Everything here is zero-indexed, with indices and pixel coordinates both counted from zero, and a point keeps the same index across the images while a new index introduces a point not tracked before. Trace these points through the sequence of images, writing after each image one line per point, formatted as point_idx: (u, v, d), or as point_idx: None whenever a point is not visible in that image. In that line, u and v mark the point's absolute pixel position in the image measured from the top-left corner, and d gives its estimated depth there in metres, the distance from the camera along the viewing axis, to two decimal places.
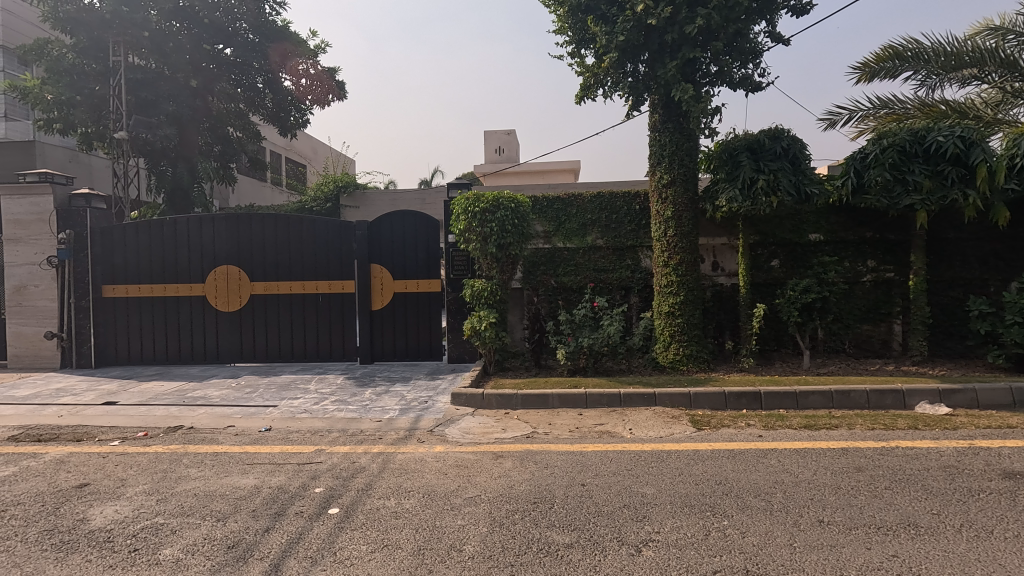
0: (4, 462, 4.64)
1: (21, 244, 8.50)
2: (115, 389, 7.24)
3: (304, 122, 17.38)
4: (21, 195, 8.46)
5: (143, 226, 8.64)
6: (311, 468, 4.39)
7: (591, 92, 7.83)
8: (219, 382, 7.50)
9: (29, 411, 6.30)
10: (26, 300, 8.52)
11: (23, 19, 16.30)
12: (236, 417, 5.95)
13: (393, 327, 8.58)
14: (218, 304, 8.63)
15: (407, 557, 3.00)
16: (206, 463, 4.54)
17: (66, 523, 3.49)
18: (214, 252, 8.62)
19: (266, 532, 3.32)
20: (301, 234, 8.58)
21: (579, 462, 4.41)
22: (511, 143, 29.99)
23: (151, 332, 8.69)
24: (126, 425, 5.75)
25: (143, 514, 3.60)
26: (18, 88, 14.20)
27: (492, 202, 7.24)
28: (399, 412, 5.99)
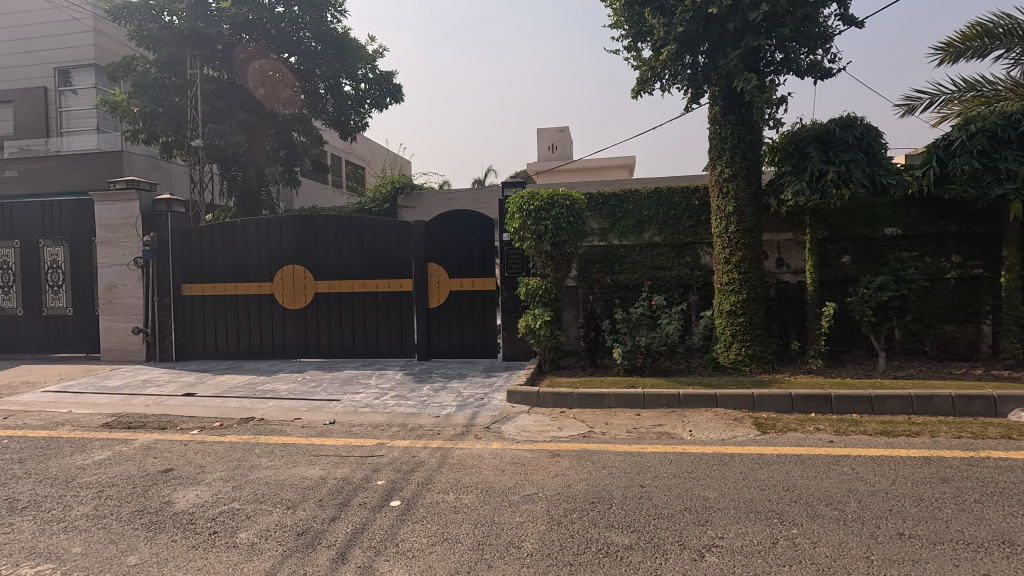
0: (100, 447, 5.06)
1: (111, 247, 9.21)
2: (194, 381, 7.73)
3: (363, 125, 17.81)
4: (111, 201, 9.18)
5: (217, 228, 9.18)
6: (374, 461, 4.53)
7: (647, 86, 7.68)
8: (286, 376, 7.86)
9: (120, 400, 6.83)
10: (116, 298, 9.23)
11: (112, 39, 17.78)
12: (302, 410, 6.22)
13: (449, 324, 8.73)
14: (285, 302, 9.05)
15: (467, 551, 3.04)
16: (276, 453, 4.78)
17: (153, 505, 3.76)
18: (281, 252, 9.04)
19: (332, 521, 3.46)
20: (362, 234, 8.87)
21: (638, 464, 4.32)
22: (564, 141, 29.88)
23: (225, 328, 9.23)
24: (204, 416, 6.14)
25: (220, 499, 3.83)
26: (108, 103, 15.41)
27: (547, 199, 7.22)
28: (456, 408, 6.09)
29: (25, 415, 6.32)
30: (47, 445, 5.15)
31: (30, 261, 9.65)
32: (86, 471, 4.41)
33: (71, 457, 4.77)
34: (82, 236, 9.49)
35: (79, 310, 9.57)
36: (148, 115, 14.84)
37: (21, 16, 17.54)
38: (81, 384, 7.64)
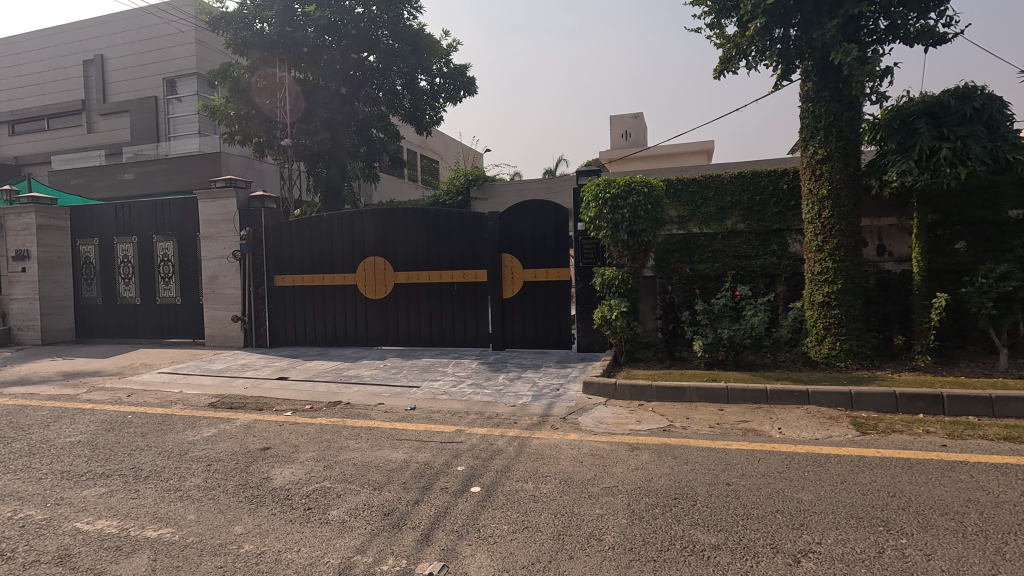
0: (207, 424, 5.52)
1: (213, 241, 9.99)
2: (286, 366, 8.27)
3: (438, 119, 18.28)
4: (213, 198, 9.94)
5: (305, 222, 9.70)
6: (453, 447, 4.64)
7: (731, 65, 7.30)
8: (369, 363, 8.21)
9: (223, 382, 7.42)
10: (218, 288, 10.00)
11: (211, 48, 19.25)
12: (385, 395, 6.48)
13: (523, 314, 8.77)
14: (367, 292, 9.45)
15: (548, 540, 3.04)
16: (362, 436, 5.00)
17: (254, 480, 4.05)
18: (362, 245, 9.43)
19: (416, 503, 3.57)
20: (439, 225, 9.08)
21: (722, 460, 4.14)
22: (638, 127, 29.08)
23: (312, 317, 9.77)
24: (296, 398, 6.54)
25: (313, 478, 4.06)
26: (209, 108, 16.66)
27: (624, 186, 7.03)
28: (532, 398, 6.11)
29: (144, 393, 7.02)
30: (164, 421, 5.68)
31: (145, 255, 10.67)
32: (196, 446, 4.83)
33: (183, 432, 5.24)
34: (189, 231, 10.38)
35: (187, 299, 10.48)
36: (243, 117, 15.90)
37: (136, 32, 19.36)
38: (189, 367, 8.37)
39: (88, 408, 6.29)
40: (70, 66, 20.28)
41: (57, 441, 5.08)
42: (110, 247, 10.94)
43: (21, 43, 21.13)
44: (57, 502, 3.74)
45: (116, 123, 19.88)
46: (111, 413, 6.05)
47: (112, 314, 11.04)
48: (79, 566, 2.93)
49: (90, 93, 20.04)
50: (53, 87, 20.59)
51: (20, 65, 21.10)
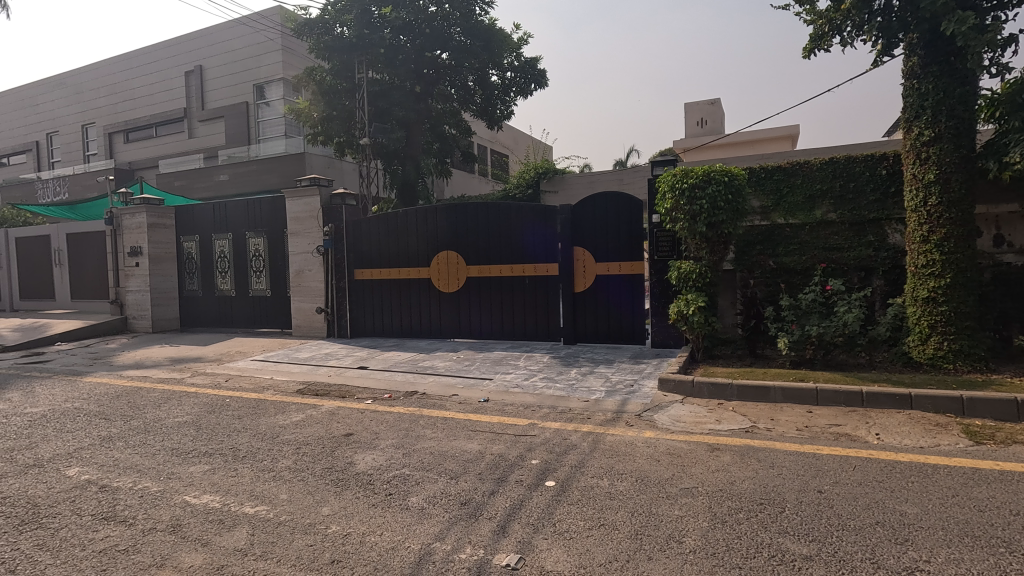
0: (295, 409, 5.86)
1: (299, 237, 10.57)
2: (365, 356, 8.63)
3: (509, 113, 18.46)
4: (299, 196, 10.51)
5: (382, 218, 10.05)
6: (527, 440, 4.66)
7: (824, 42, 6.80)
8: (443, 355, 8.41)
9: (309, 370, 7.87)
10: (303, 281, 10.58)
11: (296, 54, 20.36)
12: (459, 387, 6.62)
13: (595, 308, 8.66)
14: (440, 286, 9.67)
15: (625, 539, 2.99)
16: (438, 426, 5.13)
17: (339, 464, 4.25)
18: (436, 239, 9.66)
19: (492, 494, 3.62)
20: (511, 219, 9.11)
21: (813, 466, 3.89)
22: (715, 113, 27.84)
23: (389, 310, 10.14)
24: (375, 387, 6.82)
25: (393, 464, 4.21)
26: (295, 110, 17.62)
27: (703, 176, 6.74)
28: (606, 394, 6.02)
29: (240, 378, 7.58)
30: (257, 405, 6.09)
31: (239, 250, 11.48)
32: (287, 430, 5.14)
33: (274, 416, 5.60)
34: (277, 227, 11.06)
35: (276, 292, 11.18)
36: (325, 119, 16.56)
37: (230, 43, 20.80)
38: (279, 355, 8.93)
39: (193, 390, 6.87)
40: (174, 77, 22.12)
41: (167, 421, 5.58)
42: (209, 243, 11.85)
43: (133, 58, 23.27)
44: (168, 476, 4.11)
45: (214, 128, 21.49)
46: (212, 396, 6.56)
47: (211, 306, 11.97)
48: (189, 535, 3.21)
49: (191, 101, 21.79)
50: (160, 97, 22.56)
51: (133, 78, 23.24)
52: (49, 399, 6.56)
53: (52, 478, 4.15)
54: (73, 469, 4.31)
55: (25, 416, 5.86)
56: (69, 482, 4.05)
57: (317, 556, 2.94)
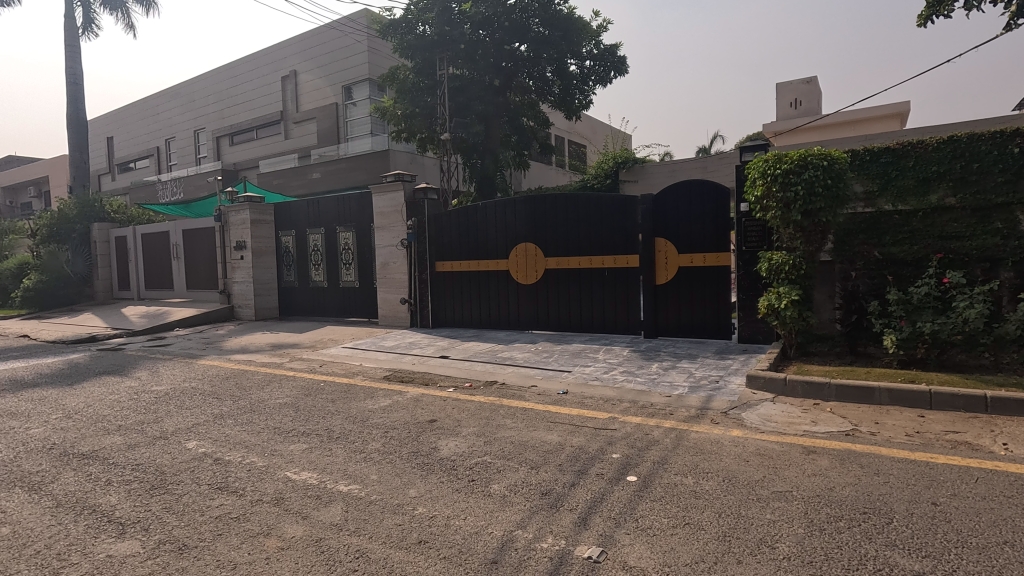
0: (382, 395, 6.14)
1: (384, 231, 11.03)
2: (447, 346, 8.88)
3: (587, 103, 18.23)
4: (385, 191, 10.96)
5: (463, 211, 10.28)
6: (607, 434, 4.60)
7: (943, 8, 6.12)
8: (522, 346, 8.48)
9: (395, 358, 8.22)
10: (389, 273, 11.05)
11: (381, 55, 21.25)
12: (538, 378, 6.67)
13: (678, 301, 8.38)
14: (518, 278, 9.74)
15: (712, 541, 2.88)
16: (518, 416, 5.20)
17: (424, 449, 4.42)
18: (514, 232, 9.73)
19: (573, 486, 3.62)
20: (590, 210, 9.02)
21: (926, 476, 3.55)
22: (811, 92, 25.88)
23: (469, 301, 10.36)
24: (457, 375, 7.03)
25: (476, 451, 4.32)
26: (380, 109, 18.33)
27: (798, 160, 6.31)
28: (689, 390, 5.81)
29: (333, 364, 8.07)
30: (348, 390, 6.45)
31: (331, 244, 12.18)
32: (375, 414, 5.41)
33: (363, 401, 5.91)
34: (365, 222, 11.62)
35: (364, 283, 11.78)
36: (409, 116, 17.08)
37: (321, 48, 22.02)
38: (366, 343, 9.40)
39: (291, 374, 7.40)
40: (272, 83, 23.75)
41: (269, 402, 6.05)
42: (304, 237, 12.67)
43: (237, 66, 25.17)
44: (272, 452, 4.47)
45: (307, 129, 22.88)
46: (308, 380, 7.04)
47: (306, 296, 12.81)
48: (290, 508, 3.47)
49: (287, 105, 23.32)
50: (260, 102, 24.29)
51: (237, 85, 25.16)
52: (170, 378, 7.33)
53: (175, 449, 4.63)
54: (192, 442, 4.78)
55: (152, 393, 6.58)
56: (189, 454, 4.50)
57: (406, 535, 3.08)
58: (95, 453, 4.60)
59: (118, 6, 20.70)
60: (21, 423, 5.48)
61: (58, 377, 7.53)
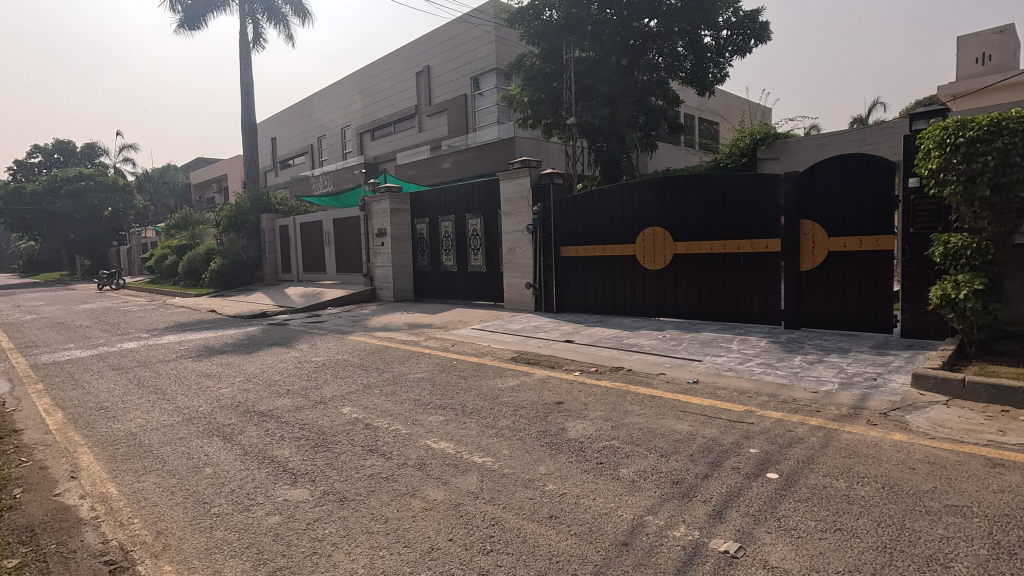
0: (510, 375, 6.39)
1: (511, 217, 11.31)
2: (571, 330, 8.94)
3: (722, 77, 17.13)
4: (511, 178, 11.22)
5: (588, 195, 10.20)
6: (744, 427, 4.36)
7: None
8: (648, 333, 8.27)
9: (521, 340, 8.46)
10: (515, 258, 11.33)
11: (508, 44, 21.67)
12: (666, 366, 6.48)
13: (827, 290, 7.63)
14: (645, 263, 9.48)
15: (870, 550, 2.63)
16: (647, 403, 5.11)
17: (552, 429, 4.52)
18: (642, 216, 9.46)
19: (706, 478, 3.49)
20: (725, 192, 8.50)
21: None
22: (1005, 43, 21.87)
23: (593, 287, 10.30)
24: (582, 360, 7.07)
25: (603, 435, 4.33)
26: (507, 98, 18.68)
27: (989, 126, 5.37)
28: (840, 386, 5.29)
29: (464, 344, 8.52)
30: (478, 368, 6.79)
31: (461, 230, 12.78)
32: (505, 393, 5.65)
33: (493, 379, 6.20)
34: (493, 209, 12.04)
35: (491, 268, 12.23)
36: (535, 102, 17.18)
37: (452, 42, 22.99)
38: (494, 325, 9.77)
39: (428, 352, 7.96)
40: (408, 79, 25.33)
41: (409, 375, 6.59)
42: (437, 224, 13.43)
43: (377, 65, 27.12)
44: (414, 421, 4.86)
45: (439, 121, 24.10)
46: (442, 358, 7.52)
47: (438, 279, 13.62)
48: (431, 473, 3.77)
49: (421, 99, 24.74)
50: (398, 97, 26.02)
51: (377, 83, 27.17)
52: (327, 351, 8.26)
53: (333, 413, 5.23)
54: (346, 408, 5.36)
55: (312, 363, 7.47)
56: (344, 418, 5.06)
57: (537, 509, 3.20)
58: (271, 411, 5.36)
59: (281, 20, 23.31)
60: (214, 384, 6.53)
61: (239, 346, 8.83)
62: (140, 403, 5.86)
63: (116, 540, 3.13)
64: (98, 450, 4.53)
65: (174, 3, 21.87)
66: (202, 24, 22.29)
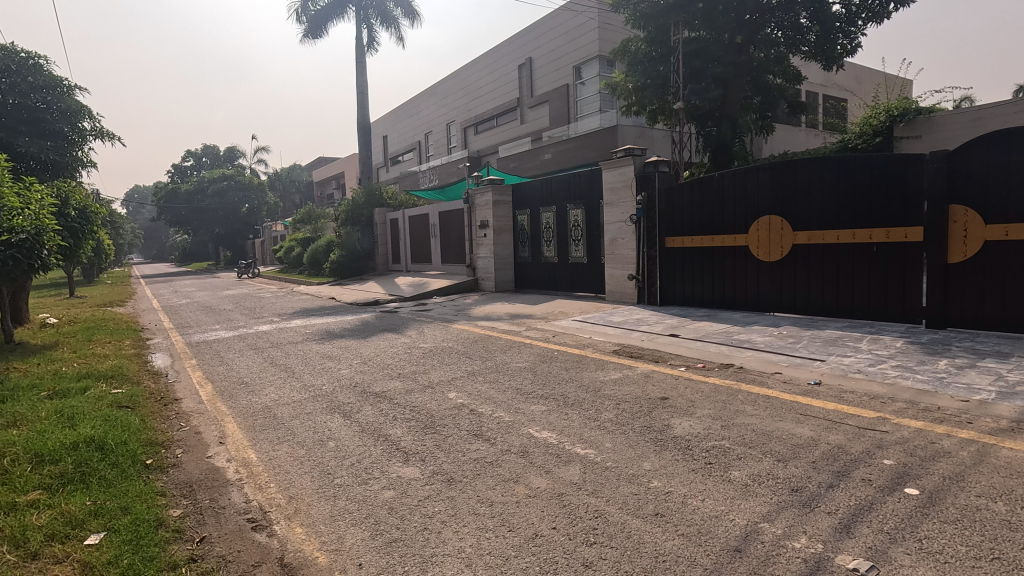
0: (613, 368, 6.30)
1: (613, 208, 11.07)
2: (676, 324, 8.60)
3: (852, 48, 15.61)
4: (614, 167, 10.97)
5: (696, 183, 9.72)
6: (877, 436, 3.94)
7: None
8: (762, 329, 7.75)
9: (623, 333, 8.28)
10: (617, 249, 11.10)
11: (612, 29, 21.16)
12: (783, 365, 6.03)
13: (981, 285, 6.68)
14: (760, 255, 8.87)
15: None
16: (760, 404, 4.80)
17: (657, 425, 4.39)
18: (757, 203, 8.85)
19: (831, 488, 3.21)
20: (855, 176, 7.78)
21: None
22: None
23: (701, 279, 9.79)
24: (688, 355, 6.79)
25: (713, 434, 4.13)
26: (610, 85, 18.24)
27: None
28: (997, 396, 4.61)
29: (565, 335, 8.51)
30: (580, 360, 6.76)
31: (562, 221, 12.76)
32: (607, 385, 5.58)
33: (595, 371, 6.15)
34: (595, 199, 11.88)
35: (592, 259, 12.11)
36: (640, 88, 16.60)
37: (554, 31, 22.89)
38: (595, 317, 9.67)
39: (529, 341, 8.06)
40: (511, 72, 25.64)
41: (511, 364, 6.72)
42: (538, 215, 13.51)
43: (481, 60, 27.73)
44: (517, 409, 4.96)
45: (540, 113, 24.16)
46: (543, 348, 7.58)
47: (539, 270, 13.72)
48: (535, 461, 3.82)
49: (523, 91, 24.94)
50: (500, 90, 26.44)
51: (481, 78, 27.77)
52: (433, 337, 8.65)
53: (441, 397, 5.48)
54: (452, 393, 5.59)
55: (421, 348, 7.87)
56: (451, 402, 5.28)
57: (642, 505, 3.13)
58: (384, 393, 5.73)
59: (393, 23, 24.56)
60: (335, 365, 7.10)
61: (356, 331, 9.53)
62: (273, 380, 6.51)
63: (256, 500, 3.52)
64: (241, 420, 5.11)
65: (301, 15, 23.84)
66: (324, 32, 24.09)
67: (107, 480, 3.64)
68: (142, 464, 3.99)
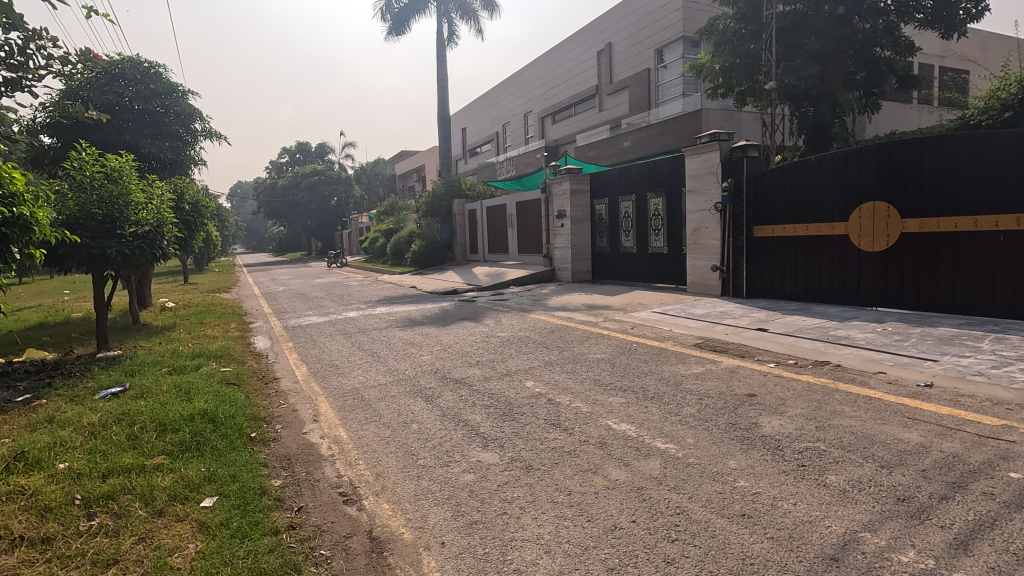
0: (695, 362, 6.07)
1: (697, 195, 10.58)
2: (764, 318, 8.14)
3: (977, 13, 14.02)
4: (698, 153, 10.49)
5: (789, 168, 9.12)
6: (1001, 446, 3.53)
7: None
8: (862, 325, 7.17)
9: (706, 326, 7.95)
10: (700, 239, 10.64)
11: (697, 8, 20.18)
12: (888, 364, 5.54)
13: None
14: (861, 244, 8.18)
15: None
16: (861, 405, 4.44)
17: (743, 423, 4.19)
18: (859, 188, 8.16)
19: (944, 500, 2.92)
20: (979, 158, 7.02)
21: None
22: None
23: (793, 270, 9.18)
24: (779, 350, 6.41)
25: (806, 435, 3.88)
26: (695, 67, 17.44)
27: None
28: None
29: (644, 327, 8.31)
30: (660, 353, 6.58)
31: (642, 210, 12.43)
32: (689, 379, 5.40)
33: (676, 365, 5.97)
34: (677, 186, 11.45)
35: (674, 249, 11.71)
36: (727, 69, 15.74)
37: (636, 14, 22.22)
38: (676, 309, 9.36)
39: (606, 333, 7.95)
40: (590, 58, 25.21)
41: (588, 355, 6.67)
42: (616, 204, 13.24)
43: (559, 47, 27.47)
44: (594, 401, 4.91)
45: (619, 99, 23.60)
46: (621, 339, 7.45)
47: (617, 260, 13.46)
48: (613, 453, 3.78)
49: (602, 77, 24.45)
50: (579, 78, 26.08)
51: (559, 66, 27.54)
52: (510, 327, 8.75)
53: (518, 386, 5.53)
54: (529, 382, 5.64)
55: (498, 337, 7.99)
56: (528, 391, 5.32)
57: (727, 505, 3.01)
58: (463, 379, 5.88)
59: (472, 16, 24.85)
60: (417, 351, 7.37)
61: (436, 319, 9.83)
62: (361, 363, 6.87)
63: (347, 476, 3.75)
64: (332, 400, 5.44)
65: (385, 14, 24.67)
66: (406, 29, 24.83)
67: (219, 449, 4.01)
68: (247, 437, 4.35)
